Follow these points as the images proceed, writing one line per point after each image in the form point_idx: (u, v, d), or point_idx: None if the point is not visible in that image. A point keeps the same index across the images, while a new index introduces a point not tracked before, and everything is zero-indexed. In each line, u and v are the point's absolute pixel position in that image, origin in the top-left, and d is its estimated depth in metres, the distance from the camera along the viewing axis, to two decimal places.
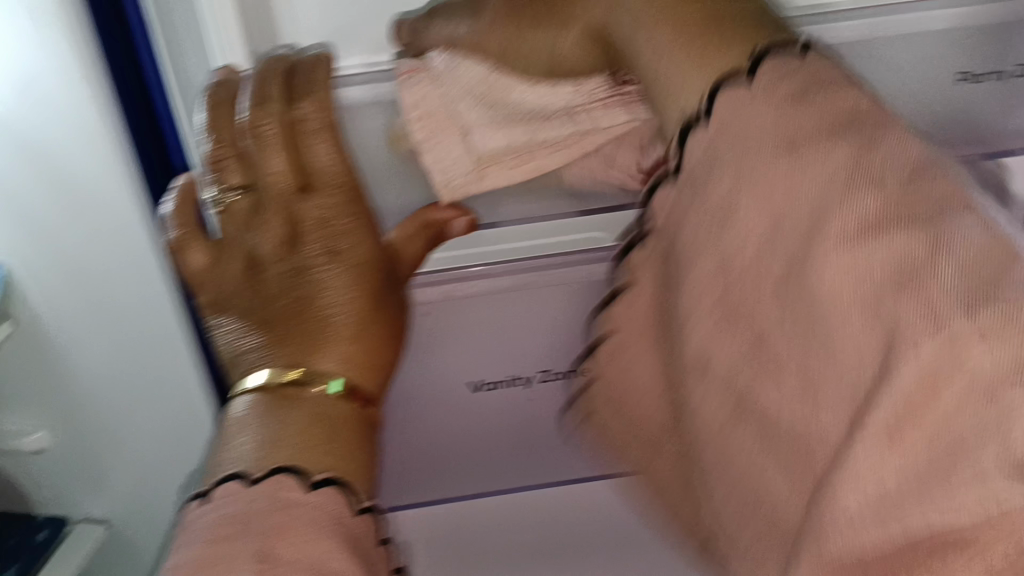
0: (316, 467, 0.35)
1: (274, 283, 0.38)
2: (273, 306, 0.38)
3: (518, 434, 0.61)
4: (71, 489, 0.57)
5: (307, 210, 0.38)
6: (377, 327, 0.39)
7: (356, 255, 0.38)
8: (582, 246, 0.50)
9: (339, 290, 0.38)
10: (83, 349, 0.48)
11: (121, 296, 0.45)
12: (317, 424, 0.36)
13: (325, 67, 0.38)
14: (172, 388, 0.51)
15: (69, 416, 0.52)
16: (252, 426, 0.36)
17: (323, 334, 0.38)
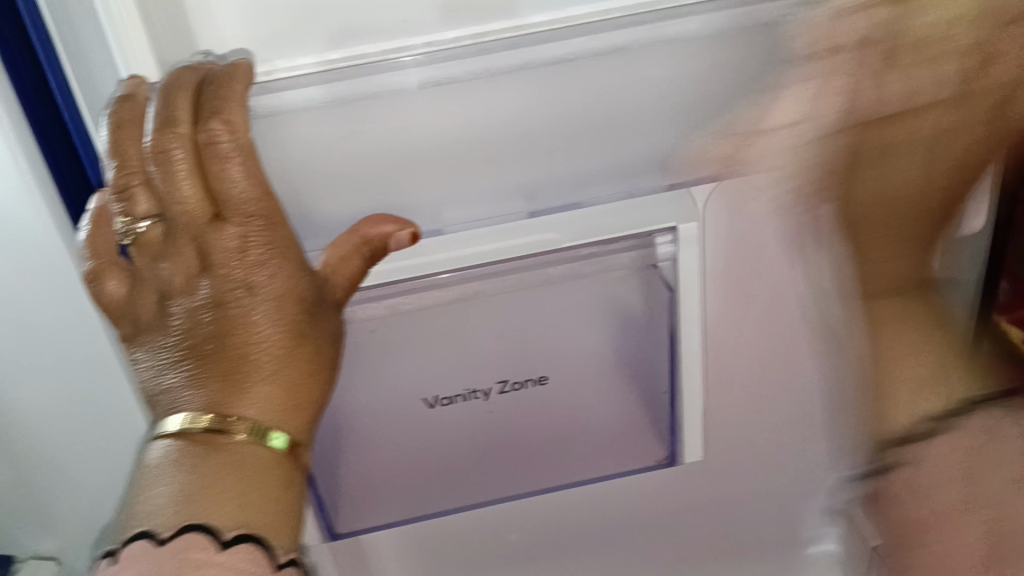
0: (229, 522, 0.31)
1: (190, 316, 0.35)
2: (189, 347, 0.35)
3: (478, 443, 0.57)
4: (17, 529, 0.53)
5: (219, 240, 0.34)
6: (306, 366, 0.36)
7: (279, 288, 0.35)
8: (534, 248, 0.43)
9: (264, 324, 0.35)
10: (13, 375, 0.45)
11: (47, 318, 0.43)
12: (237, 476, 0.32)
13: (240, 75, 0.33)
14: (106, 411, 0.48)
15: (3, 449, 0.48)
16: (169, 476, 0.32)
17: (246, 377, 0.35)
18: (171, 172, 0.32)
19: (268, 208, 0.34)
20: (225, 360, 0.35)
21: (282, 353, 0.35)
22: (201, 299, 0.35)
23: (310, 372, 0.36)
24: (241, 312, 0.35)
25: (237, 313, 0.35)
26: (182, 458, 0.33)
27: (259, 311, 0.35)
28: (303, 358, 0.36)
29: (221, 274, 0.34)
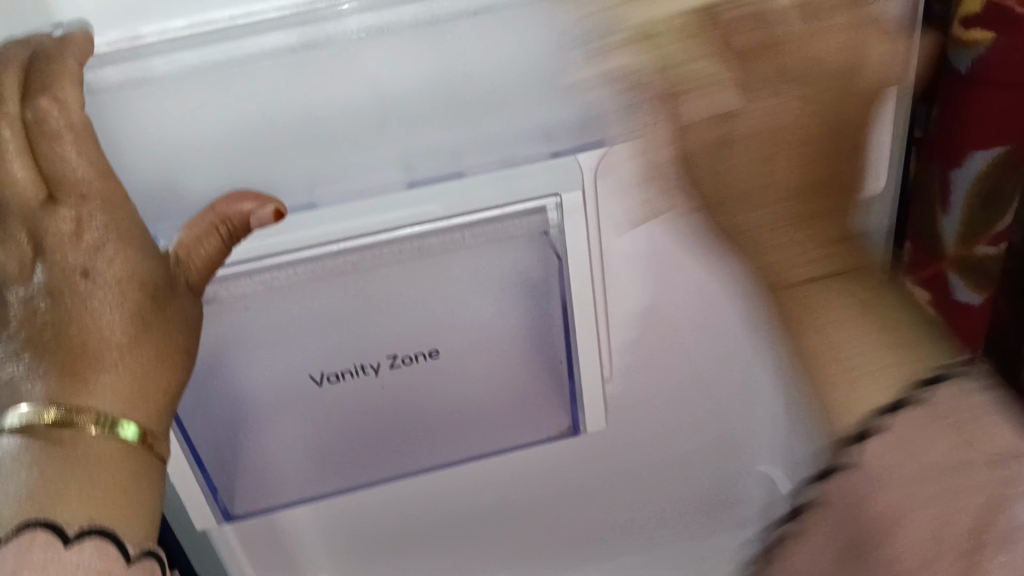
0: (75, 520, 0.32)
1: (27, 308, 0.35)
2: (28, 336, 0.34)
3: (382, 416, 0.56)
4: None
5: (54, 223, 0.34)
6: (157, 350, 0.36)
7: (125, 270, 0.35)
8: (411, 222, 0.43)
9: (106, 310, 0.35)
10: None
11: None
12: (84, 469, 0.33)
13: (77, 49, 0.33)
14: None
15: None
16: (15, 475, 0.32)
17: (91, 361, 0.34)
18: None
19: (102, 190, 0.34)
20: (68, 352, 0.34)
21: (129, 337, 0.35)
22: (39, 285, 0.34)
23: (163, 353, 0.36)
24: (82, 302, 0.34)
25: (78, 303, 0.34)
26: (25, 453, 0.32)
27: (100, 295, 0.35)
28: (153, 339, 0.36)
29: (56, 260, 0.34)
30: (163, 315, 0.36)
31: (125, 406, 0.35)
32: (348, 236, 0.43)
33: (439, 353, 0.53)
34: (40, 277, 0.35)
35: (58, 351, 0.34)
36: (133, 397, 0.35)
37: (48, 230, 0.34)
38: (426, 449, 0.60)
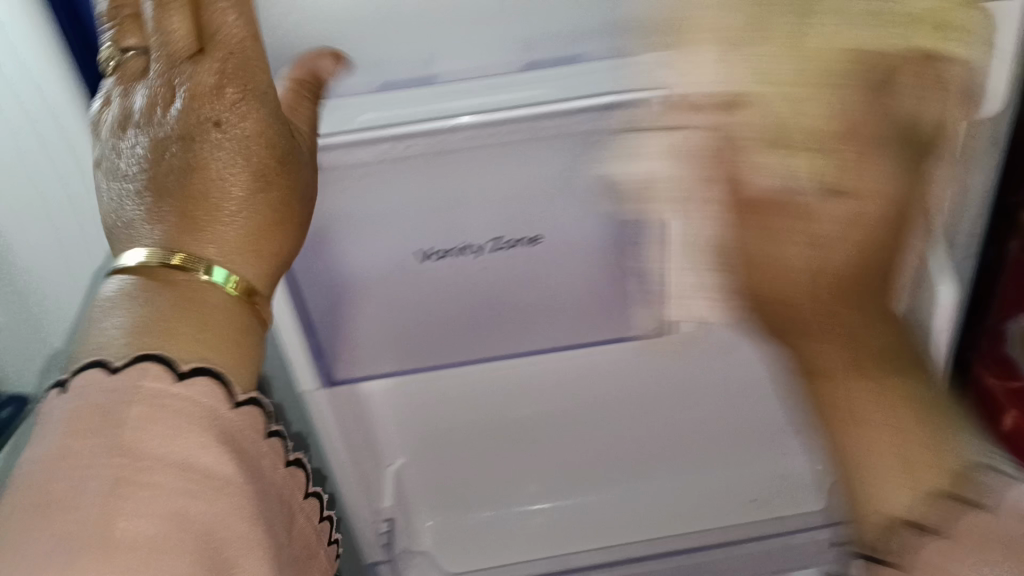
0: (185, 355, 0.36)
1: (162, 145, 0.39)
2: (161, 175, 0.39)
3: (472, 296, 0.58)
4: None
5: (198, 71, 0.38)
6: (269, 206, 0.40)
7: (249, 128, 0.39)
8: (523, 101, 0.44)
9: (232, 166, 0.39)
10: None
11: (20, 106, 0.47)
12: (188, 315, 0.37)
13: None
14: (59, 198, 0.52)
15: None
16: (128, 304, 0.37)
17: (207, 210, 0.39)
18: (160, 7, 0.37)
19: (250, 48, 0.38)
20: (192, 193, 0.39)
21: (247, 193, 0.39)
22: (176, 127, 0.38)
23: (266, 215, 0.40)
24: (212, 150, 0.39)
25: (210, 150, 0.39)
26: (138, 291, 0.37)
27: (234, 152, 0.39)
28: (266, 199, 0.40)
29: (195, 107, 0.38)
30: (282, 179, 0.40)
31: (231, 262, 0.40)
32: (461, 112, 0.44)
33: (542, 241, 0.54)
34: (176, 118, 0.38)
35: (189, 198, 0.39)
36: (245, 248, 0.40)
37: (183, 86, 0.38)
38: (510, 339, 0.62)
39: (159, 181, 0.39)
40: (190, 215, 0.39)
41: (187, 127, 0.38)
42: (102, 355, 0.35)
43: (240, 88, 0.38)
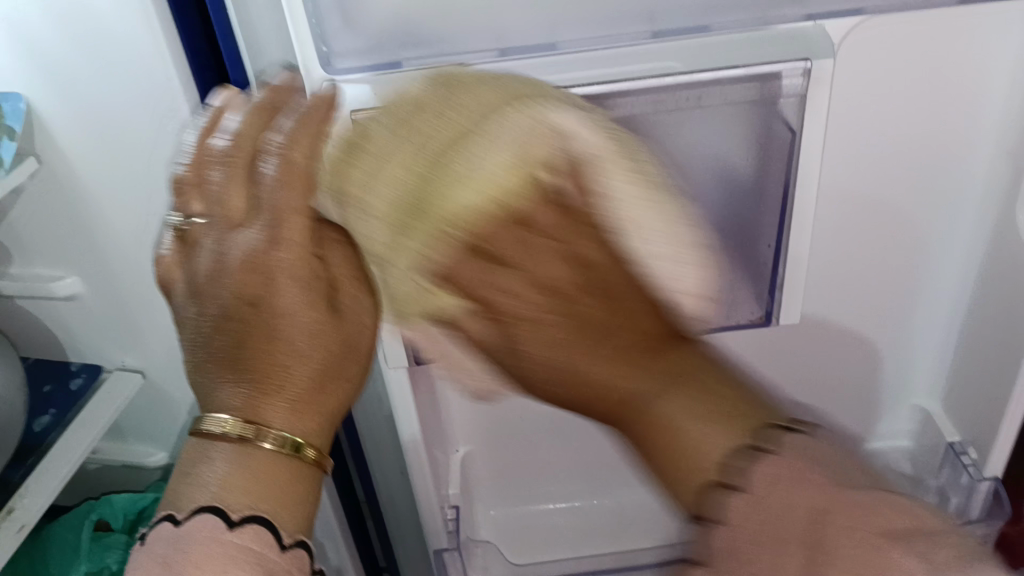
0: (289, 526, 0.41)
1: (211, 307, 0.43)
2: (233, 353, 0.42)
3: None
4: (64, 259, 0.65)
5: (272, 257, 0.42)
6: (334, 379, 0.45)
7: (315, 350, 0.43)
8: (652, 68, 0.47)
9: (300, 318, 0.43)
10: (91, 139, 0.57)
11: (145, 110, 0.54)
12: (275, 475, 0.41)
13: None
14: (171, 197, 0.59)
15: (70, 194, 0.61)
16: (217, 463, 0.40)
17: (279, 380, 0.42)
18: (248, 179, 0.42)
19: (295, 262, 0.43)
20: (258, 354, 0.42)
21: (310, 340, 0.43)
22: (241, 307, 0.42)
23: (336, 356, 0.45)
24: (256, 303, 0.42)
25: (263, 321, 0.42)
26: (218, 450, 0.41)
27: (285, 314, 0.43)
28: (315, 339, 0.44)
29: (248, 290, 0.42)
30: (324, 325, 0.44)
31: (295, 423, 0.42)
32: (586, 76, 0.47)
33: None
34: (230, 301, 0.42)
35: (245, 363, 0.42)
36: (303, 403, 0.43)
37: (245, 241, 0.42)
38: None
39: (212, 364, 0.43)
40: (257, 386, 0.42)
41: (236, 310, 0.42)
42: (178, 506, 0.40)
43: (301, 238, 0.43)
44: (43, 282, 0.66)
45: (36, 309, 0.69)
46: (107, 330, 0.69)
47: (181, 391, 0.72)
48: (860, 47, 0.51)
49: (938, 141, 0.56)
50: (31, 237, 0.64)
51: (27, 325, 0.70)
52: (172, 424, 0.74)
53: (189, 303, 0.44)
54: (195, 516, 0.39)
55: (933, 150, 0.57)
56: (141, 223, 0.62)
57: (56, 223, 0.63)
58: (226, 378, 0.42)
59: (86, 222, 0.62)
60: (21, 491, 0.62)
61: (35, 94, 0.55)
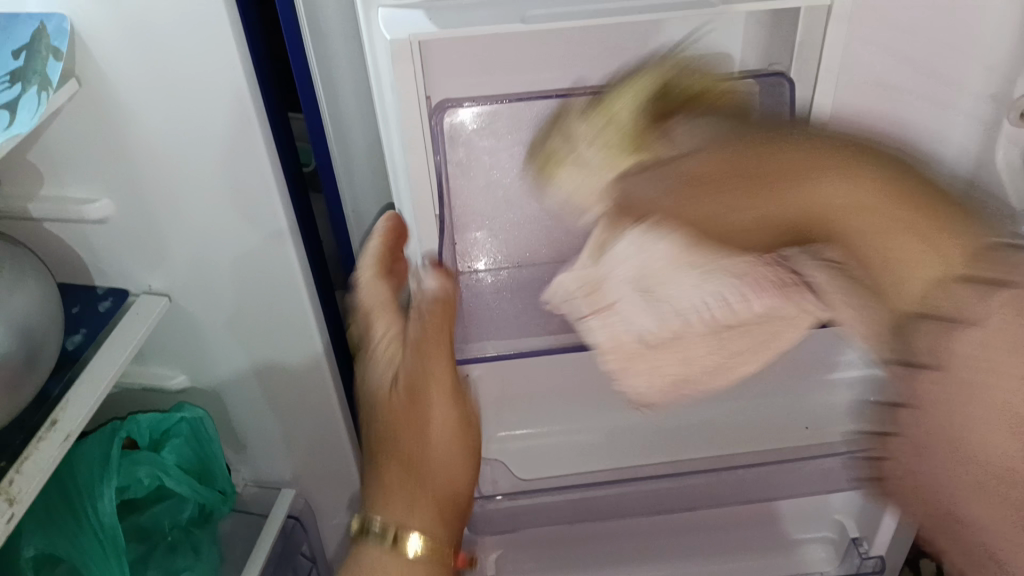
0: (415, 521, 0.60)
1: (386, 456, 0.61)
2: (381, 432, 0.61)
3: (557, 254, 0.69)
4: (98, 193, 0.67)
5: (409, 383, 0.61)
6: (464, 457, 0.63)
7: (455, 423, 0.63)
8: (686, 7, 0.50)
9: (442, 452, 0.61)
10: (128, 79, 0.60)
11: (187, 52, 0.58)
12: (408, 487, 0.60)
13: None
14: (210, 142, 0.63)
15: (106, 126, 0.62)
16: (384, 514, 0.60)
17: (414, 453, 0.60)
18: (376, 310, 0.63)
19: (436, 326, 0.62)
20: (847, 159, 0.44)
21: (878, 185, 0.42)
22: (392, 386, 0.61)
23: (464, 442, 0.63)
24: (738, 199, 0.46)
25: (409, 428, 0.60)
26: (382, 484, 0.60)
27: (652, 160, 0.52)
28: (878, 173, 0.43)
29: (394, 448, 0.60)
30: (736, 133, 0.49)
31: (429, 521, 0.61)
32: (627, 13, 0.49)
33: None
34: (378, 382, 0.62)
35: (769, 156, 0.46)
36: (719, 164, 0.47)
37: (381, 399, 0.61)
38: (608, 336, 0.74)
39: (396, 502, 0.60)
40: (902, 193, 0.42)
41: (393, 397, 0.61)
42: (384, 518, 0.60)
43: (428, 351, 0.61)
44: (73, 207, 0.67)
45: (62, 228, 0.70)
46: (133, 251, 0.71)
47: (201, 310, 0.75)
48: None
49: (925, 100, 0.63)
50: (62, 157, 0.64)
51: (53, 245, 0.72)
52: (191, 339, 0.78)
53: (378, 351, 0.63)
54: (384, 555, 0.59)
55: (921, 103, 0.63)
56: (174, 147, 0.64)
57: (88, 143, 0.63)
58: (887, 189, 0.42)
59: (121, 143, 0.63)
60: (63, 405, 0.65)
61: (81, 12, 0.56)
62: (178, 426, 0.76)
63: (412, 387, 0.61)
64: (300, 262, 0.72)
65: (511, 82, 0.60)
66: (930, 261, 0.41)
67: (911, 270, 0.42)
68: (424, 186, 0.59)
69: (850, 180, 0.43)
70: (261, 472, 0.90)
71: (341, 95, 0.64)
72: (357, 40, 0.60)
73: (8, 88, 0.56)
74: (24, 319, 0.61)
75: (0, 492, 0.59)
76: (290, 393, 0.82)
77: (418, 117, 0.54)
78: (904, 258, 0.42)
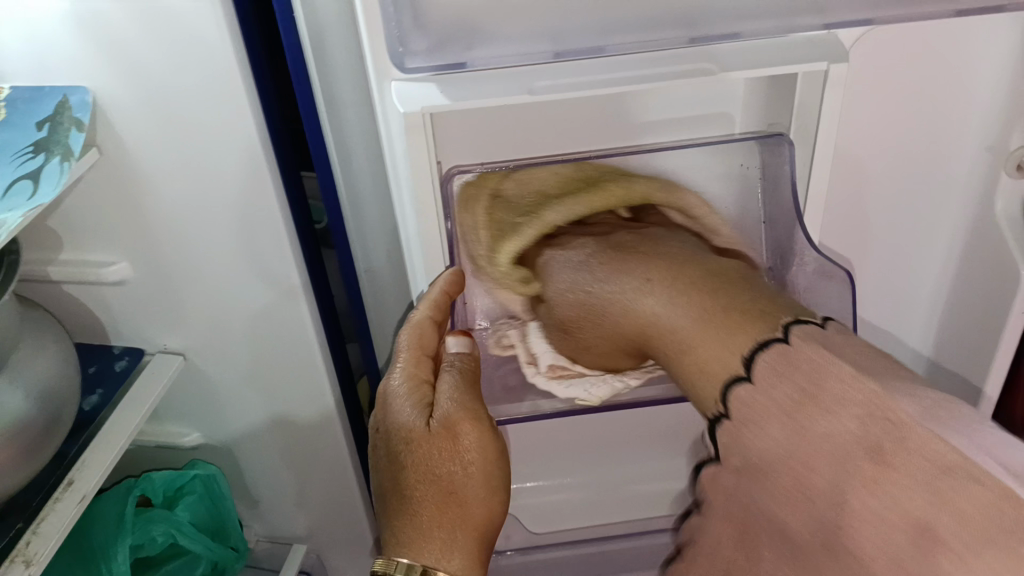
0: (449, 563, 0.58)
1: (419, 487, 0.59)
2: (414, 459, 0.60)
3: None
4: (116, 256, 0.69)
5: (444, 411, 0.60)
6: (496, 489, 0.62)
7: (492, 453, 0.62)
8: (688, 76, 0.52)
9: (474, 474, 0.60)
10: (145, 146, 0.62)
11: (202, 119, 0.60)
12: (443, 518, 0.59)
13: None
14: (224, 203, 0.65)
15: (124, 192, 0.64)
16: (415, 549, 0.58)
17: (451, 469, 0.60)
18: (419, 340, 0.62)
19: (464, 366, 0.63)
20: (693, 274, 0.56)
21: (802, 339, 0.49)
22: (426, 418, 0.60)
23: (493, 476, 0.62)
24: (664, 316, 0.55)
25: (447, 460, 0.60)
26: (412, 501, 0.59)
27: (614, 286, 0.57)
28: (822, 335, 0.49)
29: (434, 466, 0.60)
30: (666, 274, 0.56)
31: (458, 557, 0.58)
32: (630, 80, 0.52)
33: None
34: (409, 414, 0.61)
35: (720, 292, 0.54)
36: (690, 330, 0.53)
37: (414, 427, 0.60)
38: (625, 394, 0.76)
39: (434, 538, 0.58)
40: (782, 354, 0.49)
41: (422, 426, 0.60)
42: (420, 558, 0.58)
43: (462, 383, 0.62)
44: (91, 271, 0.69)
45: (81, 290, 0.71)
46: (149, 312, 0.72)
47: (215, 367, 0.76)
48: (881, 42, 0.57)
49: (921, 155, 0.64)
50: (81, 223, 0.66)
51: (71, 307, 0.73)
52: (205, 397, 0.79)
53: (411, 388, 0.62)
54: None
55: (916, 159, 0.64)
56: (191, 212, 0.66)
57: (106, 209, 0.65)
58: (763, 363, 0.49)
59: (139, 210, 0.65)
60: (79, 465, 0.67)
61: (102, 85, 0.58)
62: (192, 483, 0.77)
63: (448, 417, 0.60)
64: (314, 318, 0.73)
65: (517, 146, 0.61)
66: (736, 344, 0.51)
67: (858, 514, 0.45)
68: (435, 246, 0.60)
69: (750, 382, 0.50)
70: (274, 529, 0.90)
71: (355, 162, 0.66)
72: (369, 107, 0.62)
73: (32, 159, 0.58)
74: (43, 381, 0.63)
75: (18, 554, 0.59)
76: (302, 449, 0.83)
77: (429, 182, 0.56)
78: (853, 400, 0.45)
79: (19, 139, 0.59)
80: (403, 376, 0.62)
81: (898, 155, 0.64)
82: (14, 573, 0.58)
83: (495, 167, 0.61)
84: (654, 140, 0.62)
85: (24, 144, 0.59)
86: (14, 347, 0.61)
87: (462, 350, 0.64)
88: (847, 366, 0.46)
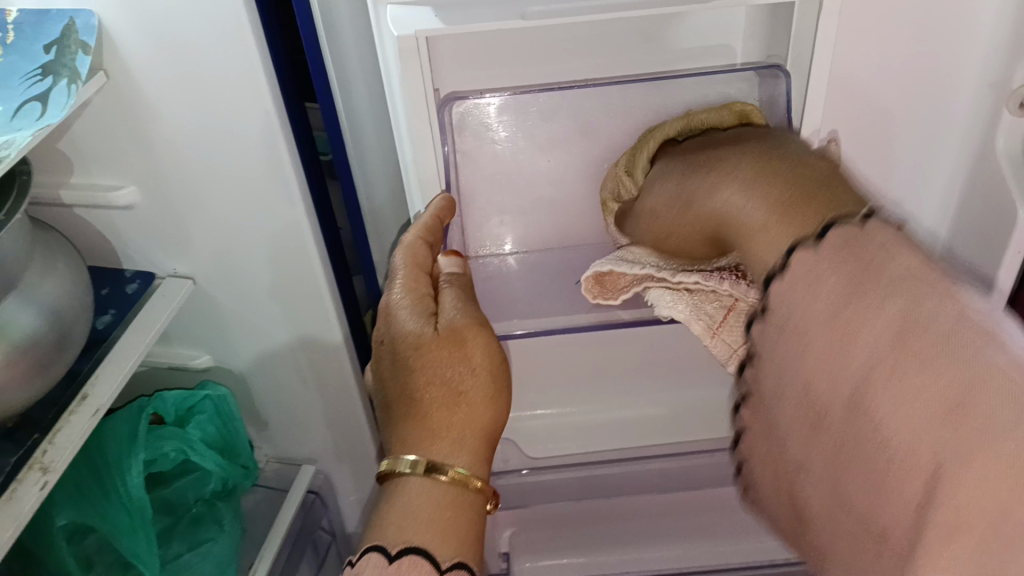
0: (461, 460, 0.59)
1: (429, 390, 0.60)
2: (420, 361, 0.61)
3: (567, 237, 0.73)
4: (125, 183, 0.70)
5: (449, 315, 0.62)
6: (504, 391, 0.64)
7: (497, 357, 0.63)
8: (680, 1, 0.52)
9: (478, 375, 0.62)
10: (147, 72, 0.63)
11: (203, 46, 0.61)
12: (452, 418, 0.60)
13: None
14: (225, 131, 0.66)
15: (129, 118, 0.65)
16: (422, 450, 0.59)
17: (458, 371, 0.61)
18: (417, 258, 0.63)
19: (458, 280, 0.65)
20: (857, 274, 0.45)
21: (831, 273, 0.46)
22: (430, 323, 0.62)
23: (497, 379, 0.63)
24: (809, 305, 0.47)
25: (453, 363, 0.61)
26: (416, 410, 0.60)
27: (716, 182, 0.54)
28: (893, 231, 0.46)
29: (444, 368, 0.61)
30: (775, 180, 0.52)
31: (467, 453, 0.60)
32: (622, 6, 0.52)
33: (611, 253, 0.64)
34: (412, 321, 0.62)
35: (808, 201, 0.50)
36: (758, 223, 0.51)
37: (416, 332, 0.61)
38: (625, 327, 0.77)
39: (443, 438, 0.59)
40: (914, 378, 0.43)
41: (426, 330, 0.61)
42: (432, 455, 0.59)
43: (459, 293, 0.64)
44: (101, 195, 0.70)
45: (91, 214, 0.73)
46: (158, 237, 0.74)
47: (222, 293, 0.79)
48: None
49: (920, 86, 0.64)
50: (88, 149, 0.68)
51: (86, 230, 0.75)
52: (214, 321, 0.81)
53: (414, 294, 0.63)
54: (417, 497, 0.57)
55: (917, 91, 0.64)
56: (193, 137, 0.67)
57: (114, 134, 0.67)
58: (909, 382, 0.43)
59: (142, 134, 0.66)
60: (92, 380, 0.69)
61: (105, 10, 0.59)
62: (202, 404, 0.80)
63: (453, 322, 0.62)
64: (318, 245, 0.74)
65: (515, 69, 0.62)
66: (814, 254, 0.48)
67: (858, 343, 0.45)
68: (430, 169, 0.62)
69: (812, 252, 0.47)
70: (284, 450, 0.94)
71: (355, 89, 0.67)
72: (368, 33, 0.63)
73: (40, 82, 0.59)
74: (53, 301, 0.65)
75: (34, 462, 0.62)
76: (310, 371, 0.85)
77: (424, 104, 0.57)
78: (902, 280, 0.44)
79: (26, 64, 0.60)
80: (401, 289, 0.63)
81: (899, 85, 0.64)
82: (32, 480, 0.61)
83: (489, 94, 0.63)
84: (650, 67, 0.63)
85: (32, 69, 0.60)
86: (27, 266, 0.63)
87: (455, 269, 0.65)
88: (911, 258, 0.45)
